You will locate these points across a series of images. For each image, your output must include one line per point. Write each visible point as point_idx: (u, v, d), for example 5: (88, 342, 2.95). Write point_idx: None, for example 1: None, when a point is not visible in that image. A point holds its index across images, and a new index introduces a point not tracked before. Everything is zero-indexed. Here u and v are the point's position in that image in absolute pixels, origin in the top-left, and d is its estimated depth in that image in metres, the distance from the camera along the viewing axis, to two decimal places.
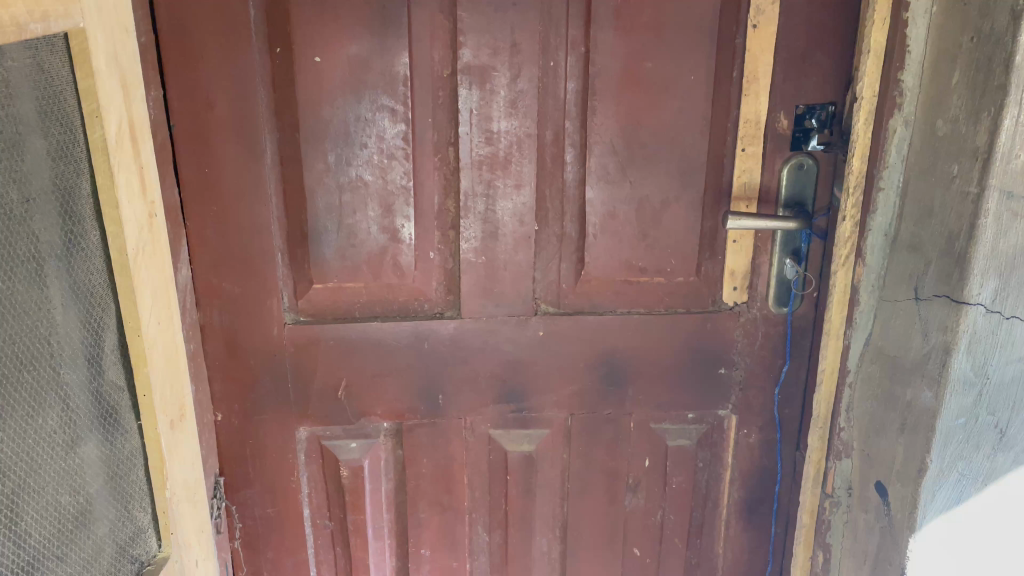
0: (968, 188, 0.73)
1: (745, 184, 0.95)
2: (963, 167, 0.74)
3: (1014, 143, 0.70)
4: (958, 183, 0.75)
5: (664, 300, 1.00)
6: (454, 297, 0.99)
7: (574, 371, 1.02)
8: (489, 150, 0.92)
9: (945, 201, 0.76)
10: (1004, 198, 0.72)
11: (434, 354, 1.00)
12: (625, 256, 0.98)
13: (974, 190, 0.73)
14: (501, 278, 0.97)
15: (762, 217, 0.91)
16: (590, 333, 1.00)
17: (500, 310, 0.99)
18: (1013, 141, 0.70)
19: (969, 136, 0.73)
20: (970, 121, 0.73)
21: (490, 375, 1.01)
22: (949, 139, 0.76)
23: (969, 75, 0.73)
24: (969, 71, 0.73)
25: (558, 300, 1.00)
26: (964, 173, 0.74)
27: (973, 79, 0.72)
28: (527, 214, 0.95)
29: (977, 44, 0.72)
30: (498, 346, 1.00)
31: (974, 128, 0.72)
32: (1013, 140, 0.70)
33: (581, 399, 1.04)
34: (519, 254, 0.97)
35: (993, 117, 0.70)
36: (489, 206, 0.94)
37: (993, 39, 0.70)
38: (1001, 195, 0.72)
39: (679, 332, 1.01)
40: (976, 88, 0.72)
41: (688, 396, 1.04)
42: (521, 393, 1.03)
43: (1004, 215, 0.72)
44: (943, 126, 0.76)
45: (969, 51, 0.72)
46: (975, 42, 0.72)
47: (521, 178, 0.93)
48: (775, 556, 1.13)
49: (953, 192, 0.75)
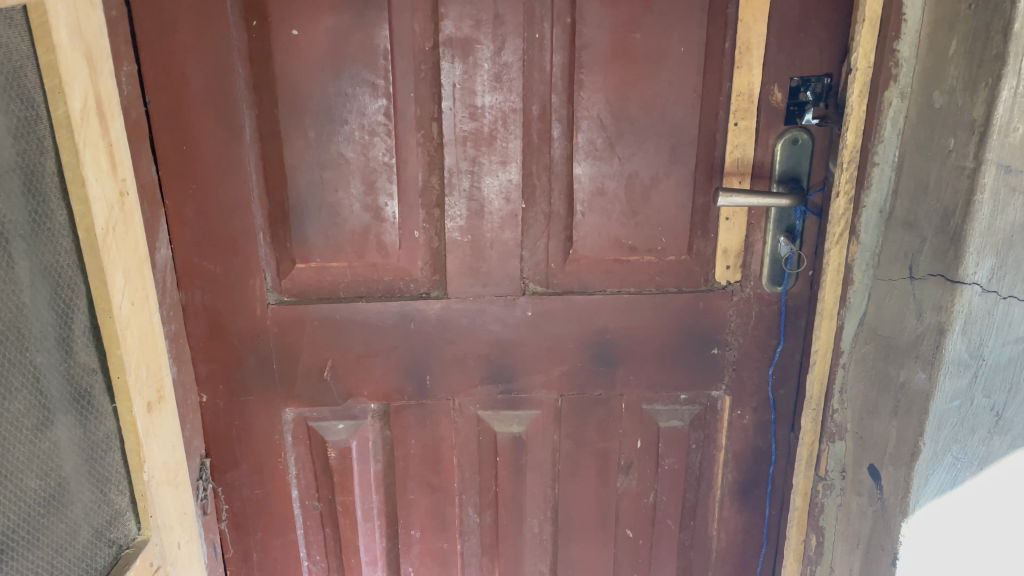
0: (964, 163, 0.71)
1: (739, 160, 0.92)
2: (960, 141, 0.71)
3: (1012, 116, 0.67)
4: (955, 158, 0.72)
5: (655, 280, 0.98)
6: (440, 276, 0.97)
7: (563, 352, 1.01)
8: (473, 125, 0.89)
9: (941, 176, 0.74)
10: (998, 173, 0.69)
11: (421, 334, 0.98)
12: (615, 235, 0.95)
13: (970, 166, 0.70)
14: (488, 257, 0.95)
15: (755, 194, 0.89)
16: (579, 313, 0.99)
17: (488, 290, 0.97)
18: (1013, 113, 0.67)
19: (967, 109, 0.70)
20: (968, 93, 0.70)
21: (478, 355, 1.00)
22: (946, 112, 0.73)
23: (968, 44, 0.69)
24: (967, 41, 0.70)
25: (547, 280, 0.98)
26: (960, 147, 0.71)
27: (971, 48, 0.69)
28: (513, 191, 0.93)
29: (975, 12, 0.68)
30: (486, 325, 0.98)
31: (972, 101, 0.69)
32: (1012, 113, 0.67)
33: (571, 379, 1.02)
34: (505, 233, 0.95)
35: (992, 88, 0.67)
36: (474, 183, 0.92)
37: (992, 7, 0.66)
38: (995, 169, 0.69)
39: (670, 311, 0.99)
40: (974, 59, 0.69)
41: (680, 376, 1.03)
42: (509, 374, 1.01)
43: (997, 189, 0.69)
44: (939, 99, 0.73)
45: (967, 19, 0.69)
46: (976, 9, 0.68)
47: (507, 155, 0.91)
48: (770, 536, 1.11)
49: (950, 167, 0.72)
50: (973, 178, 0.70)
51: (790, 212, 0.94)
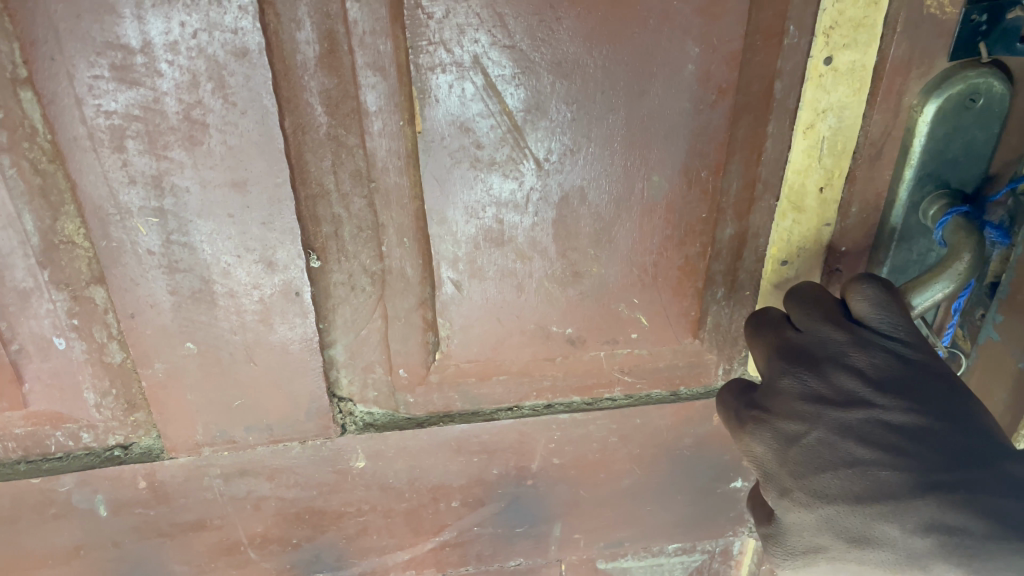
0: (870, 573, 0.33)
1: (825, 142, 0.38)
2: (949, 489, 0.31)
3: (866, 568, 0.33)
4: (964, 476, 0.31)
5: (620, 383, 0.46)
6: (147, 414, 0.43)
7: (441, 515, 0.50)
8: (131, 99, 0.32)
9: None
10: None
11: (130, 522, 0.46)
12: (537, 315, 0.41)
13: (923, 532, 0.31)
14: (246, 380, 0.41)
15: (879, 290, 0.35)
16: (467, 452, 0.47)
17: (259, 438, 0.44)
18: (915, 543, 0.31)
19: (968, 428, 0.32)
20: (807, 471, 0.34)
21: (262, 540, 0.49)
22: (844, 429, 0.34)
23: (817, 420, 0.34)
24: (806, 427, 0.35)
25: (395, 401, 0.45)
26: (883, 503, 0.32)
27: (794, 457, 0.35)
28: (277, 247, 0.37)
29: (778, 418, 0.36)
30: (271, 493, 0.46)
31: (782, 548, 0.37)
32: (909, 546, 0.31)
33: (462, 552, 0.53)
34: (278, 330, 0.40)
35: (919, 480, 0.32)
36: (169, 237, 0.36)
37: (915, 448, 0.32)
38: (953, 551, 0.30)
39: (649, 434, 0.49)
40: (853, 479, 0.33)
41: (669, 525, 0.54)
42: (335, 559, 0.51)
43: (980, 549, 0.30)
44: (908, 404, 0.33)
45: (803, 428, 0.35)
46: (828, 402, 0.35)
47: (244, 166, 0.34)
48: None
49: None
50: (928, 566, 0.31)
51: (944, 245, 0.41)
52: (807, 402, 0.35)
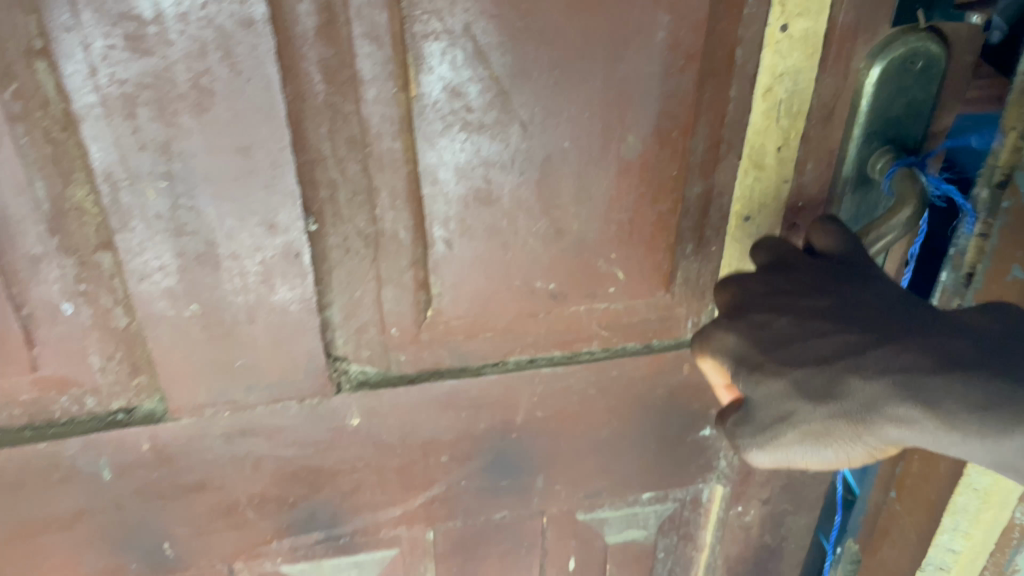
0: (834, 433, 0.37)
1: (783, 103, 0.42)
2: (895, 343, 0.37)
3: (830, 429, 0.37)
4: (910, 336, 0.37)
5: (598, 337, 0.49)
6: (151, 377, 0.45)
7: (431, 470, 0.53)
8: (143, 67, 0.34)
9: (861, 456, 0.38)
10: (946, 406, 0.35)
11: (133, 485, 0.48)
12: (522, 272, 0.44)
13: (880, 377, 0.36)
14: (247, 341, 0.44)
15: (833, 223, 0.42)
16: (456, 407, 0.50)
17: (259, 398, 0.46)
18: (874, 385, 0.37)
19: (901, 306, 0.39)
20: (777, 348, 0.39)
21: (260, 500, 0.51)
22: (808, 314, 0.39)
23: (784, 310, 0.39)
24: (776, 314, 0.39)
25: (388, 360, 0.48)
26: (844, 359, 0.38)
27: (764, 340, 0.39)
28: (278, 210, 0.39)
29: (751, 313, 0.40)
30: (270, 452, 0.49)
31: (750, 434, 0.39)
32: (870, 390, 0.37)
33: (450, 506, 0.55)
34: (278, 292, 0.42)
35: (871, 340, 0.38)
36: (176, 201, 0.38)
37: (864, 318, 0.39)
38: (906, 392, 0.36)
39: (625, 386, 0.52)
40: (816, 347, 0.38)
41: (643, 474, 0.58)
42: (330, 516, 0.53)
43: (926, 382, 0.36)
44: (853, 285, 0.40)
45: (771, 317, 0.40)
46: (788, 293, 0.40)
47: (249, 132, 0.37)
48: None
49: (836, 460, 0.38)
50: (884, 409, 0.36)
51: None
52: (774, 297, 0.40)
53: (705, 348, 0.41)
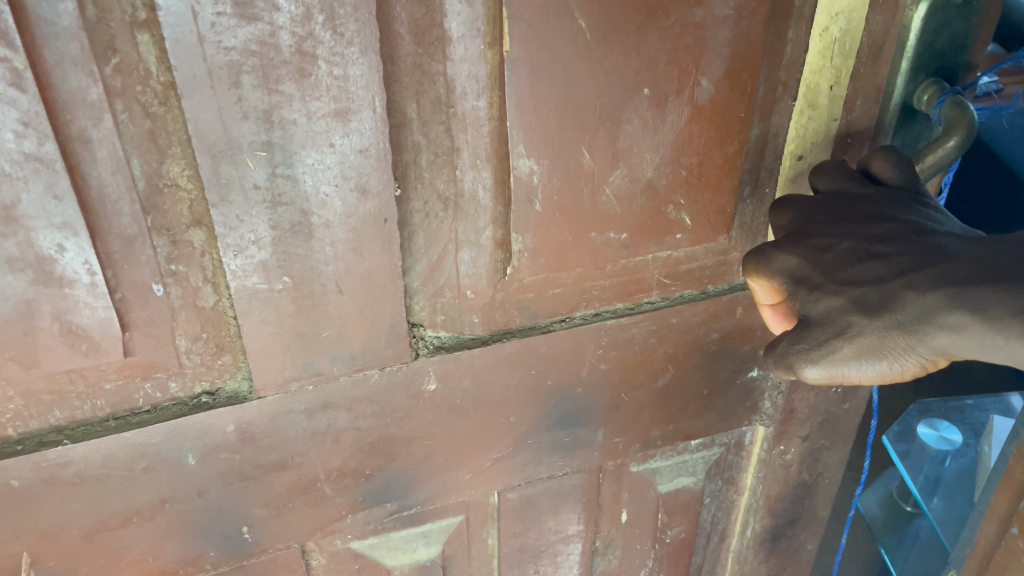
0: (887, 344, 0.39)
1: (837, 44, 0.44)
2: (956, 262, 0.38)
3: (885, 341, 0.39)
4: (974, 254, 0.38)
5: (658, 286, 0.51)
6: (235, 355, 0.45)
7: (500, 431, 0.54)
8: (251, 34, 0.34)
9: (911, 369, 0.39)
10: (994, 308, 0.35)
11: (215, 469, 0.48)
12: (595, 224, 0.46)
13: (935, 288, 0.38)
14: (333, 311, 0.44)
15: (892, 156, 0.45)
16: (526, 366, 0.51)
17: (342, 369, 0.46)
18: (929, 294, 0.38)
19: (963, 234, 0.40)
20: (841, 266, 0.41)
21: (338, 474, 0.51)
22: (873, 239, 0.42)
23: (849, 235, 0.42)
24: (839, 239, 0.42)
25: (462, 323, 0.48)
26: (905, 275, 0.39)
27: (827, 260, 0.42)
28: (371, 174, 0.40)
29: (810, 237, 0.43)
30: (350, 424, 0.49)
31: (802, 348, 0.40)
32: (924, 299, 0.38)
33: (516, 466, 0.56)
34: (366, 258, 0.43)
35: (932, 257, 0.39)
36: (275, 170, 0.38)
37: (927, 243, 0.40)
38: (956, 298, 0.37)
39: (682, 333, 0.54)
40: (879, 266, 0.40)
41: (695, 421, 0.60)
42: (403, 485, 0.54)
43: (979, 288, 0.36)
44: (911, 214, 0.42)
45: (833, 241, 0.42)
46: (850, 221, 0.43)
47: (347, 95, 0.37)
48: (918, 457, 0.83)
49: (889, 373, 0.39)
50: (935, 318, 0.37)
51: (927, 127, 0.49)
52: (838, 225, 0.43)
53: (760, 269, 0.43)
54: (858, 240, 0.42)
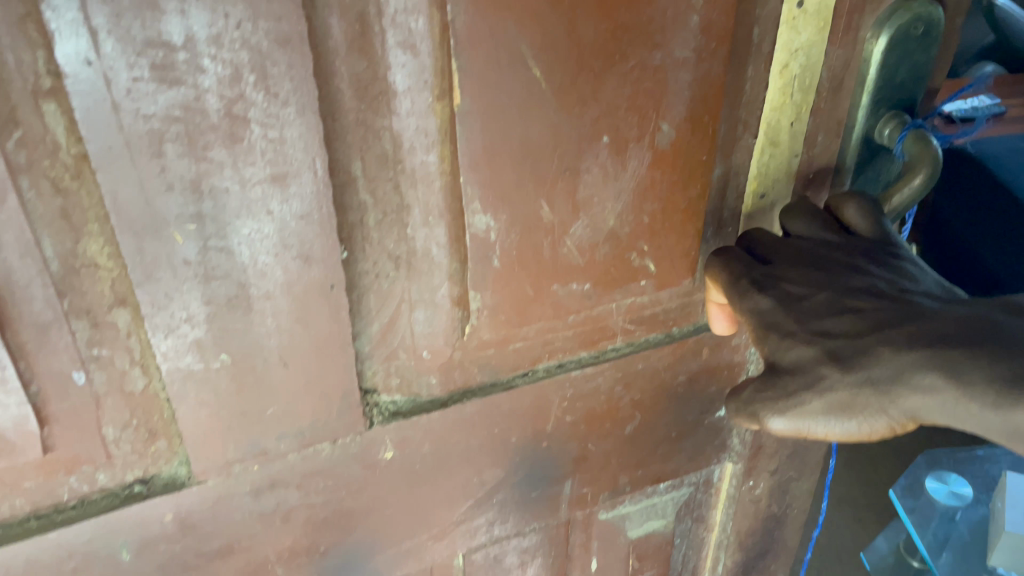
0: (858, 403, 0.37)
1: (798, 79, 0.42)
2: (933, 323, 0.37)
3: (855, 399, 0.37)
4: (951, 314, 0.37)
5: (622, 333, 0.49)
6: (172, 439, 0.41)
7: (462, 493, 0.51)
8: (173, 99, 0.30)
9: (880, 431, 0.37)
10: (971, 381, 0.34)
11: (154, 562, 0.43)
12: (556, 277, 0.43)
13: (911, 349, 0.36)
14: (278, 386, 0.40)
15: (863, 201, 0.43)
16: (488, 425, 0.48)
17: (291, 445, 0.43)
18: (904, 356, 0.36)
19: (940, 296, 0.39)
20: (813, 316, 0.39)
21: (290, 554, 0.47)
22: (849, 290, 0.40)
23: (825, 285, 0.40)
24: (814, 288, 0.40)
25: (419, 385, 0.45)
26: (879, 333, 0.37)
27: (800, 309, 0.40)
28: (313, 240, 0.37)
29: (784, 281, 0.41)
30: (302, 501, 0.45)
31: (768, 398, 0.39)
32: (899, 360, 0.36)
33: (480, 527, 0.53)
34: (312, 328, 0.39)
35: (908, 317, 0.37)
36: (206, 243, 0.34)
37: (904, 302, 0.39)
38: (933, 362, 0.35)
39: (648, 379, 0.52)
40: (853, 319, 0.39)
41: (663, 465, 0.57)
42: (362, 558, 0.50)
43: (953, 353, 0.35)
44: (886, 270, 0.41)
45: (808, 290, 0.41)
46: (825, 270, 0.41)
47: (285, 159, 0.34)
48: (927, 512, 0.98)
49: (856, 432, 0.37)
50: (908, 380, 0.36)
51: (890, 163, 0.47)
52: (815, 273, 0.41)
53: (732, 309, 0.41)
54: (834, 291, 0.40)
